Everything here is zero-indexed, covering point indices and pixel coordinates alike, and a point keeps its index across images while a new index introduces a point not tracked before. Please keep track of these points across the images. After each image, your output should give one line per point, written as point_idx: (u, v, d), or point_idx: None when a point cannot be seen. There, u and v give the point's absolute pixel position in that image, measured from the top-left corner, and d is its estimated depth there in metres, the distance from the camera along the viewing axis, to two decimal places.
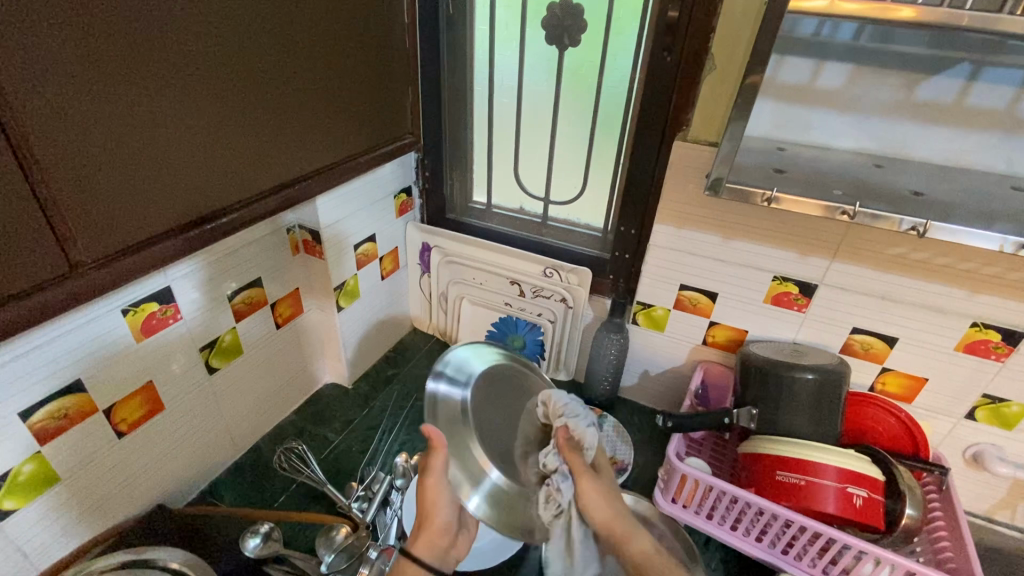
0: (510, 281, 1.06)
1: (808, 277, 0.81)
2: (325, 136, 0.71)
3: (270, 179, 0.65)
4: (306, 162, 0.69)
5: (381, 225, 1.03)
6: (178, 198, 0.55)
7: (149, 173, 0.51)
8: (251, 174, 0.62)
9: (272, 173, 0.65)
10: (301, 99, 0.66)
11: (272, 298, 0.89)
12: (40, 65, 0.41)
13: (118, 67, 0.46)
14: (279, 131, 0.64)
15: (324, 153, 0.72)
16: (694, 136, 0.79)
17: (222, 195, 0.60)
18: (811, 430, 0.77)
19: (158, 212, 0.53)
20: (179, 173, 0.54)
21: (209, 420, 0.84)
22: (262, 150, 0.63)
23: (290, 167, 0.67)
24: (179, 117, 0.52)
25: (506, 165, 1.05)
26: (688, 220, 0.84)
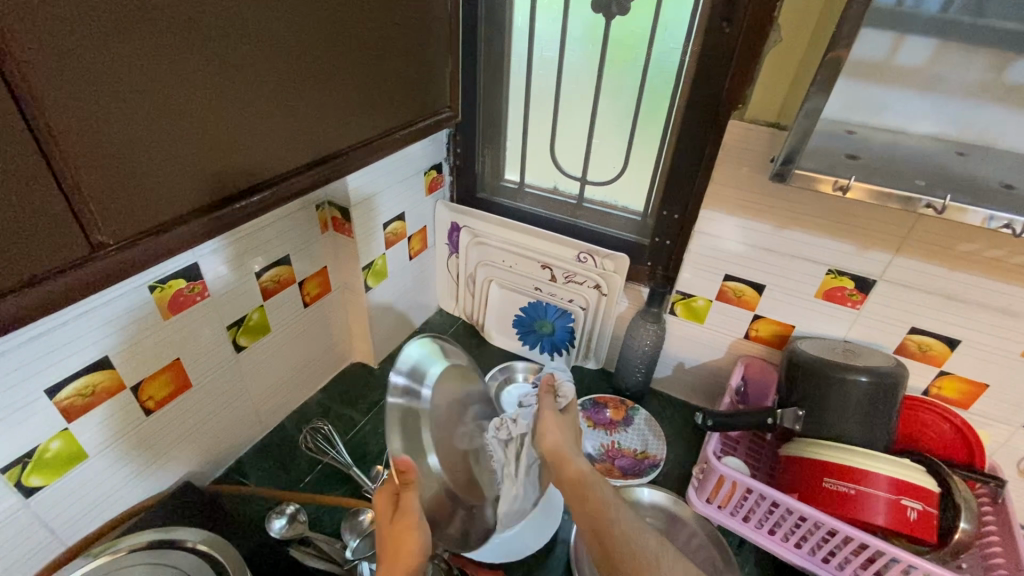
0: (542, 265, 1.02)
1: (866, 272, 0.76)
2: (366, 104, 0.65)
3: (301, 155, 0.58)
4: (345, 133, 0.63)
5: (411, 203, 0.99)
6: (208, 174, 0.48)
7: (176, 144, 0.45)
8: (281, 149, 0.55)
9: (303, 149, 0.58)
10: (343, 64, 0.59)
11: (300, 276, 0.87)
12: (56, 12, 0.35)
13: (144, 15, 0.39)
14: (316, 102, 0.57)
15: (363, 125, 0.66)
16: (751, 116, 0.73)
17: (254, 171, 0.53)
18: (861, 436, 0.72)
19: (185, 189, 0.47)
20: (210, 146, 0.47)
21: (235, 399, 0.83)
22: (299, 119, 0.56)
23: (325, 140, 0.60)
24: (213, 84, 0.46)
25: (542, 143, 0.99)
26: (737, 206, 0.79)
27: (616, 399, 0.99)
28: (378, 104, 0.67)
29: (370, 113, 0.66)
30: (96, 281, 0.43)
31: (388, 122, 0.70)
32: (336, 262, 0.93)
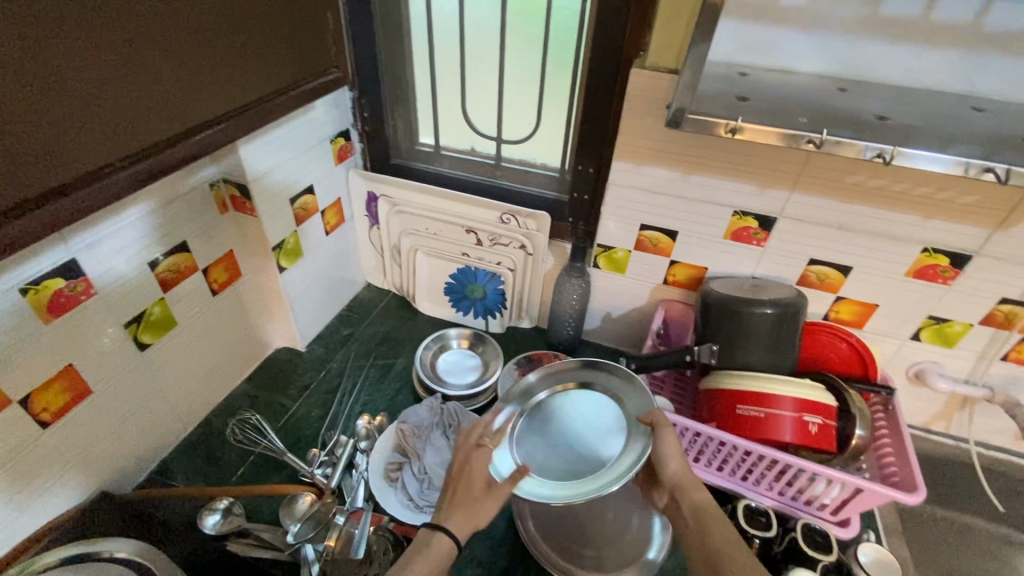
0: (466, 229, 1.01)
1: (767, 210, 0.80)
2: (244, 62, 0.62)
3: (178, 122, 0.56)
4: (217, 93, 0.60)
5: (319, 175, 0.94)
6: (67, 146, 0.46)
7: (37, 117, 0.44)
8: (153, 115, 0.53)
9: (184, 118, 0.57)
10: (201, 18, 0.56)
11: (203, 264, 0.81)
12: None
13: None
14: (179, 61, 0.54)
15: (245, 85, 0.63)
16: (652, 63, 0.73)
17: (130, 141, 0.52)
18: (769, 364, 0.78)
19: (49, 163, 0.45)
20: (70, 117, 0.46)
21: (148, 400, 0.78)
22: (198, 82, 0.57)
23: (214, 105, 0.60)
24: (47, 47, 0.43)
25: (453, 103, 0.96)
26: (647, 155, 0.80)
27: (550, 353, 1.00)
28: (254, 59, 0.63)
29: (248, 70, 0.63)
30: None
31: (274, 81, 0.67)
32: (243, 243, 0.87)
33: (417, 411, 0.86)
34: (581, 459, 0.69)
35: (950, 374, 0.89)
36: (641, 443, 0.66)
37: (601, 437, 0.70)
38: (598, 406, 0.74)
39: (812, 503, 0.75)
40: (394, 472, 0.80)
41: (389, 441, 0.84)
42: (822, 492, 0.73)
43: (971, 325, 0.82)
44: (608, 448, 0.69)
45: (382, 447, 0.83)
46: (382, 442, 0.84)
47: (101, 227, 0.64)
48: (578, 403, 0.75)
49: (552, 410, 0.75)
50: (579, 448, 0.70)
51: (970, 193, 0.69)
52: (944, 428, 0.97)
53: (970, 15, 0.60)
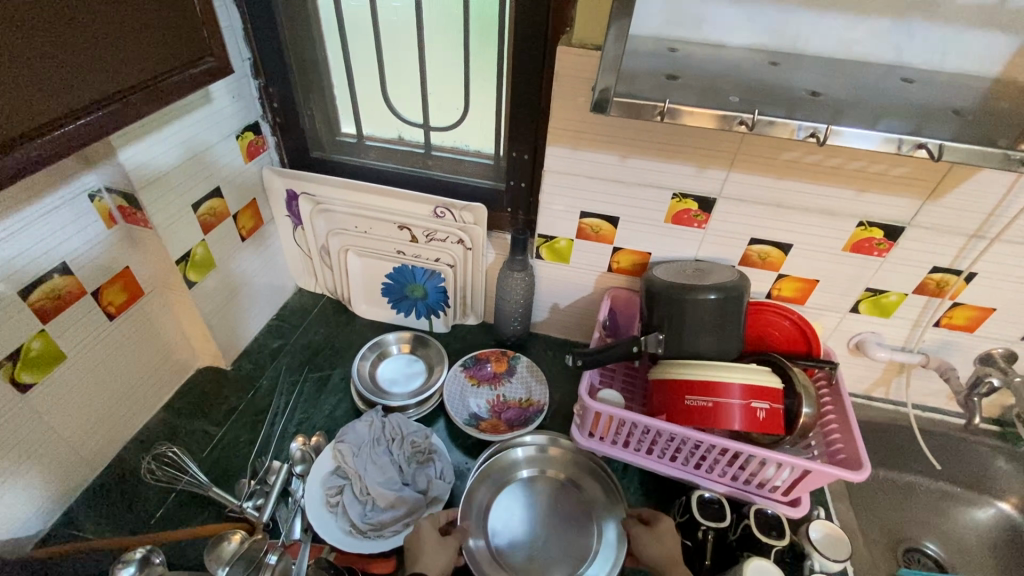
0: (399, 226, 0.94)
1: (706, 192, 0.77)
2: (107, 42, 0.52)
3: (29, 117, 0.47)
4: (77, 79, 0.50)
5: (227, 175, 0.84)
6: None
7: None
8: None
9: (36, 112, 0.48)
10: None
11: (91, 287, 0.71)
12: None
13: None
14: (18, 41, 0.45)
15: (112, 69, 0.54)
16: (578, 39, 0.68)
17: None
18: (715, 349, 0.77)
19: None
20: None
21: (41, 444, 0.68)
22: (62, 61, 0.49)
23: (74, 94, 0.51)
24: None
25: (372, 89, 0.88)
26: (581, 139, 0.76)
27: (496, 351, 0.95)
28: (121, 36, 0.53)
29: (117, 52, 0.53)
30: None
31: (152, 64, 0.58)
32: (140, 258, 0.78)
33: (356, 428, 0.80)
34: (552, 553, 0.72)
35: (888, 343, 0.90)
36: (616, 550, 0.72)
37: (575, 532, 0.75)
38: (580, 497, 0.78)
39: (764, 486, 0.74)
40: (336, 498, 0.74)
41: (328, 464, 0.78)
42: (773, 475, 0.72)
43: (906, 294, 0.83)
44: (576, 541, 0.74)
45: (319, 472, 0.77)
46: (319, 465, 0.77)
47: None
48: (562, 494, 0.78)
49: (536, 497, 0.77)
50: (554, 538, 0.74)
51: (901, 164, 0.69)
52: (884, 394, 0.99)
53: None
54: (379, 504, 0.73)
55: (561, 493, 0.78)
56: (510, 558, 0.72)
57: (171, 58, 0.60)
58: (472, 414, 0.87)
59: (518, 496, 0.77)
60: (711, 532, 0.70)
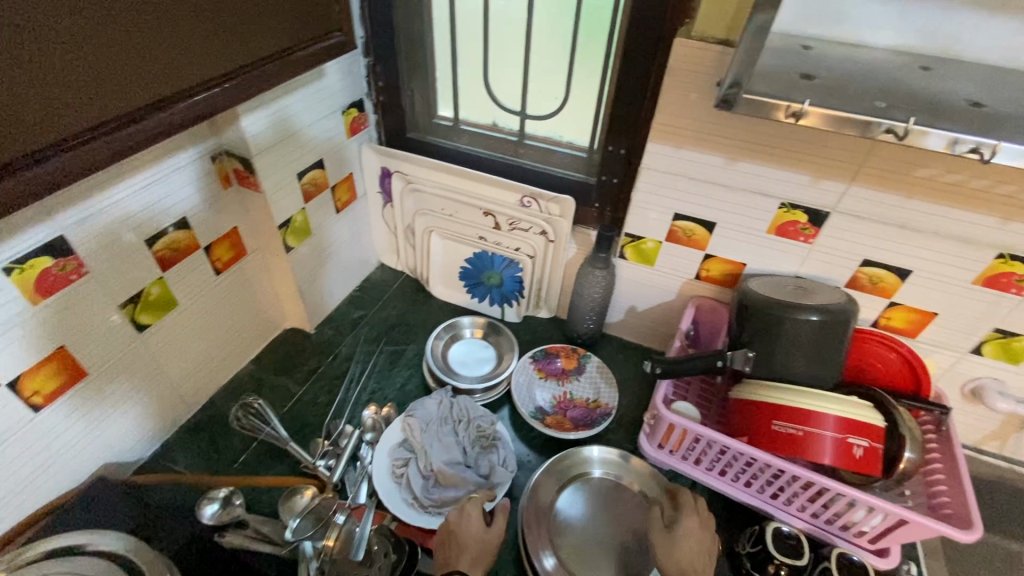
0: (484, 212, 0.94)
1: (818, 204, 0.71)
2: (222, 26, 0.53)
3: (144, 93, 0.49)
4: (189, 61, 0.52)
5: (330, 149, 0.88)
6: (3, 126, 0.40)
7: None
8: (114, 85, 0.46)
9: (153, 89, 0.49)
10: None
11: (204, 242, 0.76)
12: None
13: None
14: (139, 18, 0.46)
15: (224, 51, 0.54)
16: (699, 32, 0.64)
17: (84, 118, 0.45)
18: (809, 375, 0.71)
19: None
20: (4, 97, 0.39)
21: (149, 381, 0.75)
22: (199, 33, 0.51)
23: (203, 67, 0.53)
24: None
25: (474, 74, 0.88)
26: (687, 138, 0.72)
27: (567, 348, 0.94)
28: (235, 20, 0.54)
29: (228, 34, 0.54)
30: None
31: (259, 49, 0.58)
32: (247, 220, 0.82)
33: (426, 403, 0.82)
34: (612, 561, 0.70)
35: (1011, 393, 0.80)
36: None
37: (639, 545, 0.71)
38: (648, 511, 0.74)
39: (849, 529, 0.68)
40: (401, 469, 0.77)
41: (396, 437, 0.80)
42: (861, 519, 0.66)
43: None
44: (639, 555, 0.70)
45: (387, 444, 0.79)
46: (388, 437, 0.80)
47: (94, 199, 0.60)
48: (630, 505, 0.75)
49: (602, 502, 0.75)
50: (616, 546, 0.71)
51: None
52: (998, 449, 0.88)
53: None
54: (440, 477, 0.75)
55: (630, 504, 0.75)
56: (569, 557, 0.70)
57: (280, 43, 0.60)
58: (538, 407, 0.86)
59: (584, 496, 0.75)
60: (785, 567, 0.65)
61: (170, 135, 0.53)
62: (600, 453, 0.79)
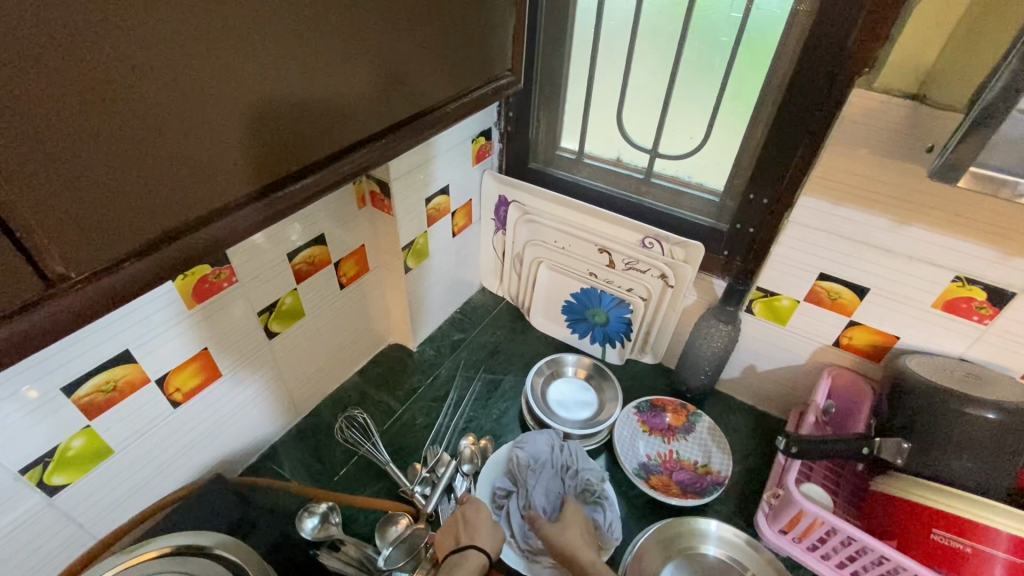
0: (599, 248, 0.91)
1: (1004, 283, 0.62)
2: (349, 70, 0.39)
3: (341, 135, 0.41)
4: (335, 123, 0.40)
5: (456, 175, 0.89)
6: (24, 217, 0.26)
7: (83, 193, 0.28)
8: (255, 157, 0.35)
9: (262, 154, 0.36)
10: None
11: (335, 258, 0.79)
12: None
13: None
14: (254, 61, 0.33)
15: (351, 100, 0.40)
16: (882, 84, 0.59)
17: (153, 204, 0.31)
18: (976, 479, 0.61)
19: (27, 251, 0.27)
20: (141, 181, 0.30)
21: (268, 385, 0.77)
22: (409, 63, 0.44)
23: (403, 102, 0.46)
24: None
25: (608, 108, 0.86)
26: (849, 195, 0.66)
27: (675, 401, 0.88)
28: (386, 72, 0.42)
29: (372, 85, 0.42)
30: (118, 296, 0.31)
31: None
32: (372, 238, 0.84)
33: (541, 436, 0.80)
34: None
35: None
36: None
37: None
38: None
39: None
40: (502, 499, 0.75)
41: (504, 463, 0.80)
42: None
43: None
44: None
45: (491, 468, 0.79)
46: (494, 462, 0.80)
47: None
48: None
49: None
50: None
51: None
52: None
53: None
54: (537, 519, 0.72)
55: None
56: None
57: (427, 92, 0.48)
58: (641, 463, 0.81)
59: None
60: None
61: (273, 217, 0.39)
62: (718, 529, 0.71)
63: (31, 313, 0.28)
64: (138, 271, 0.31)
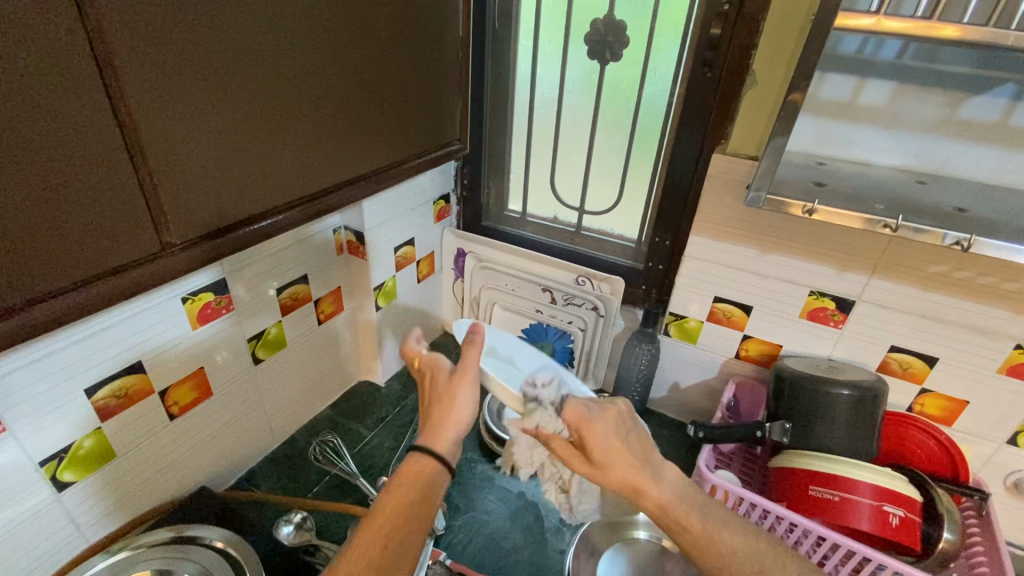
0: (543, 288, 1.07)
1: (845, 293, 0.81)
2: (316, 142, 0.59)
3: (331, 180, 0.63)
4: (323, 172, 0.62)
5: (420, 230, 1.06)
6: (156, 204, 0.46)
7: (186, 199, 0.48)
8: (276, 188, 0.57)
9: (281, 189, 0.57)
10: (277, 88, 0.53)
11: (315, 296, 0.92)
12: (192, 58, 0.45)
13: (247, 57, 0.49)
14: (286, 133, 0.55)
15: (332, 158, 0.62)
16: (733, 149, 0.80)
17: (216, 212, 0.51)
18: (845, 447, 0.77)
19: (152, 225, 0.46)
20: (218, 195, 0.51)
21: (251, 409, 0.87)
22: (373, 132, 0.67)
23: (368, 162, 0.68)
24: (160, 108, 0.44)
25: (543, 176, 1.07)
26: (724, 232, 0.86)
27: None
28: (336, 143, 0.62)
29: (328, 154, 0.61)
30: (193, 263, 0.51)
31: (384, 158, 0.71)
32: (348, 281, 0.99)
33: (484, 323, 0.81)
34: None
35: None
36: None
37: None
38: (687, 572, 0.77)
39: None
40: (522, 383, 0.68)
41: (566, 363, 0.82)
42: None
43: None
44: None
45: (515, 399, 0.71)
46: None
47: (246, 254, 0.76)
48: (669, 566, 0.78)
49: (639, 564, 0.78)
50: None
51: None
52: None
53: None
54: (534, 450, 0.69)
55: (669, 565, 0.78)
56: None
57: (362, 163, 0.67)
58: None
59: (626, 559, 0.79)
60: None
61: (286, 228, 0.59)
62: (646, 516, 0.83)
63: (149, 265, 0.47)
64: (205, 251, 0.51)
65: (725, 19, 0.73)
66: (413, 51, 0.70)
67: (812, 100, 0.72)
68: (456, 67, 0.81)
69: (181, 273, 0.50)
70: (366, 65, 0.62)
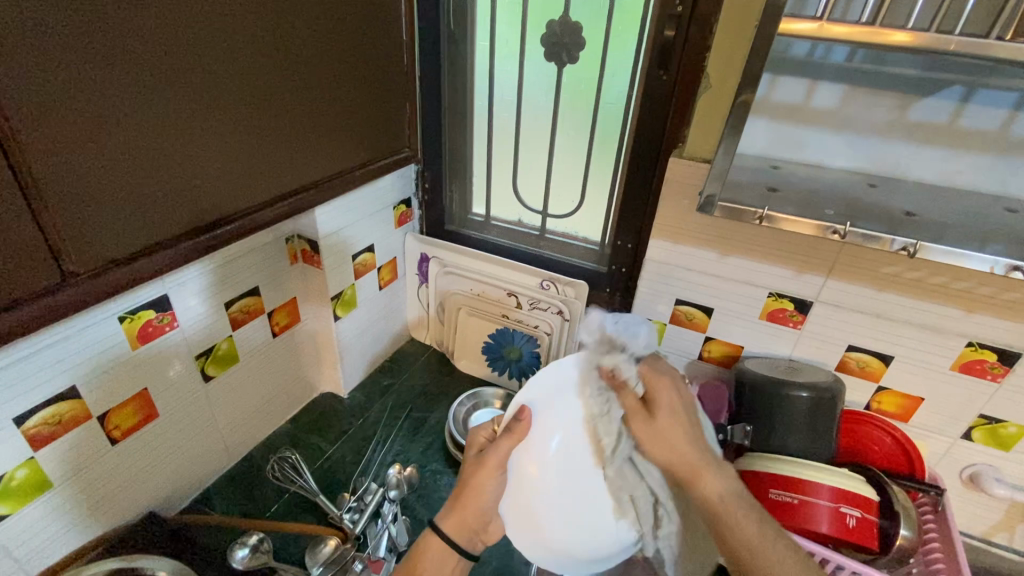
0: (508, 292, 1.05)
1: (804, 295, 0.81)
2: (242, 153, 0.57)
3: (266, 191, 0.62)
4: (252, 185, 0.60)
5: (380, 236, 1.03)
6: (53, 231, 0.44)
7: (86, 221, 0.46)
8: (198, 202, 0.54)
9: (204, 203, 0.55)
10: (191, 100, 0.51)
11: (269, 307, 0.89)
12: (84, 68, 0.42)
13: (151, 66, 0.47)
14: (204, 144, 0.53)
15: (263, 169, 0.60)
16: (690, 153, 0.79)
17: (127, 231, 0.49)
18: (805, 449, 0.78)
19: (50, 251, 0.44)
20: (124, 214, 0.48)
21: (203, 429, 0.83)
22: (310, 142, 0.65)
23: (304, 174, 0.66)
24: (48, 129, 0.41)
25: (505, 179, 1.05)
26: (684, 236, 0.85)
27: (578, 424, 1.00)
28: (266, 155, 0.60)
29: (254, 166, 0.59)
30: (106, 288, 0.49)
31: (326, 166, 0.69)
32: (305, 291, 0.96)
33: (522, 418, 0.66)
34: None
35: (1009, 480, 0.84)
36: None
37: None
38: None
39: None
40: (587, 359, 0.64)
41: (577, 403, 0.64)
42: None
43: None
44: None
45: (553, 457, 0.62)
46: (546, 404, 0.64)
47: (193, 268, 0.73)
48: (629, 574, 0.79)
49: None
50: None
51: (1013, 289, 0.70)
52: (1007, 541, 0.90)
53: (996, 124, 0.64)
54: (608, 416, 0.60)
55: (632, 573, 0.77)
56: None
57: (301, 174, 0.65)
58: None
59: None
60: None
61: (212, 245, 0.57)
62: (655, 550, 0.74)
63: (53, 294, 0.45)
64: (119, 277, 0.49)
65: (679, 22, 0.73)
66: (353, 57, 0.68)
67: (764, 103, 0.72)
68: (403, 73, 0.79)
69: (94, 298, 0.48)
70: (295, 74, 0.60)
